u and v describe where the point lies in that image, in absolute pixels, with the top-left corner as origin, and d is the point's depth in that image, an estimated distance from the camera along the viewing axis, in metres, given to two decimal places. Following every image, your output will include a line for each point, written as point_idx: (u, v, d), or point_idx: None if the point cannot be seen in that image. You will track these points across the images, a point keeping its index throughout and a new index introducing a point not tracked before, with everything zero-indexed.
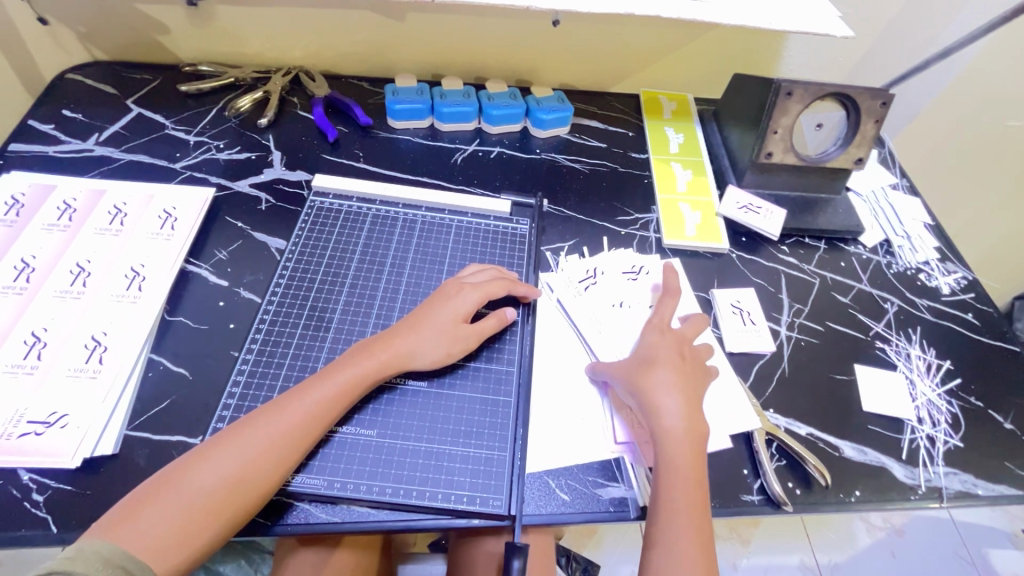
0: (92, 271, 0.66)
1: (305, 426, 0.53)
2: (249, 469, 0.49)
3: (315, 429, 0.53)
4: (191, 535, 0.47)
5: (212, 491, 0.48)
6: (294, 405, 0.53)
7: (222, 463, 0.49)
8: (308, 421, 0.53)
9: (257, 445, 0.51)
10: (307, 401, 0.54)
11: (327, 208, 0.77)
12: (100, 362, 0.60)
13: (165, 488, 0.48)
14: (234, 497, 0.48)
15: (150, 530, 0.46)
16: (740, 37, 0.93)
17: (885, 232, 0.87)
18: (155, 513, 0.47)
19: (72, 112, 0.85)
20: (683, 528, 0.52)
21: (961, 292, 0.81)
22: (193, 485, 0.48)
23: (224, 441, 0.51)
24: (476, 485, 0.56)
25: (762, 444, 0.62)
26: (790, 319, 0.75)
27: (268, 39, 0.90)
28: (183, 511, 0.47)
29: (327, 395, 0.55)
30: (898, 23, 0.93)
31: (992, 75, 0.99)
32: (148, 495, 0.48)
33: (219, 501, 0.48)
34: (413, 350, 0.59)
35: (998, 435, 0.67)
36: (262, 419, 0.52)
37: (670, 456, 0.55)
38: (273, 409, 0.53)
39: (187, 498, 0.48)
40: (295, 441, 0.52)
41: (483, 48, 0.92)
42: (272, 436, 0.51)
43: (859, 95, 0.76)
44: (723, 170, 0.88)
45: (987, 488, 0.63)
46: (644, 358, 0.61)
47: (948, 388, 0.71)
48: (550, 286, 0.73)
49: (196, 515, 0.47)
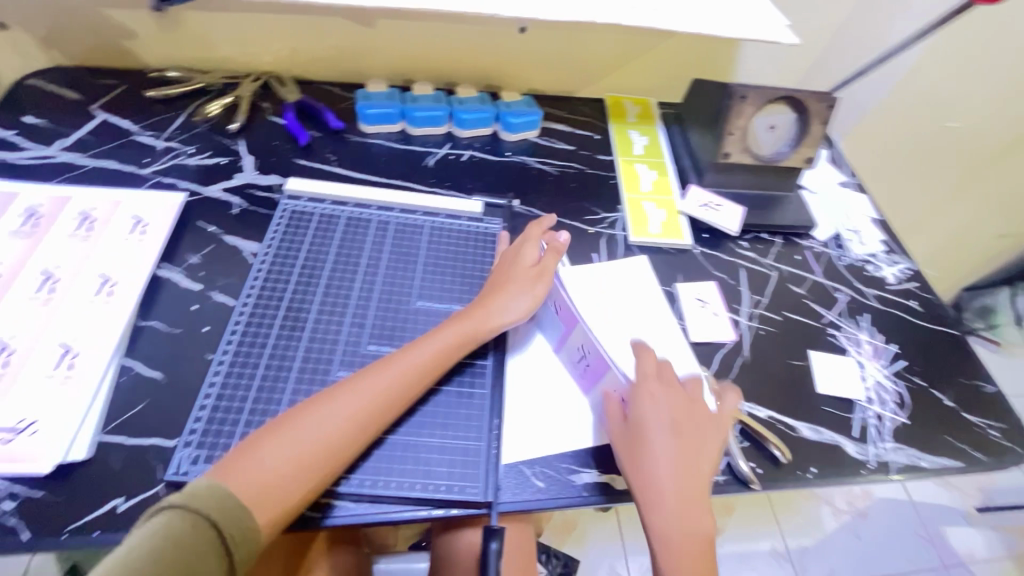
0: (60, 277, 0.66)
1: (401, 387, 0.57)
2: (354, 411, 0.54)
3: (423, 380, 0.59)
4: (296, 480, 0.50)
5: (318, 443, 0.52)
6: (388, 369, 0.58)
7: (335, 404, 0.54)
8: (404, 382, 0.58)
9: (359, 402, 0.55)
10: (402, 363, 0.58)
11: (300, 211, 0.77)
12: (70, 368, 0.59)
13: (269, 439, 0.52)
14: (343, 435, 0.53)
15: (261, 475, 0.49)
16: (697, 44, 0.98)
17: (836, 226, 0.92)
18: (262, 461, 0.50)
19: (33, 118, 0.84)
20: None
21: (905, 281, 0.87)
22: (295, 437, 0.52)
23: (324, 399, 0.55)
24: (453, 475, 0.58)
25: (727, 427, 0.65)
26: (749, 309, 0.79)
27: (237, 44, 0.90)
28: (289, 461, 0.51)
29: (421, 358, 0.59)
30: (841, 31, 1.00)
31: (929, 80, 1.07)
32: (250, 447, 0.51)
33: (337, 434, 0.53)
34: (500, 314, 0.64)
35: (939, 411, 0.73)
36: (359, 381, 0.56)
37: (668, 535, 0.55)
38: (372, 371, 0.57)
39: (305, 434, 0.52)
40: (393, 399, 0.57)
41: (452, 54, 0.94)
42: (373, 394, 0.56)
43: (806, 99, 0.82)
44: (684, 171, 0.93)
45: (931, 460, 0.68)
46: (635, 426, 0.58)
47: (894, 370, 0.76)
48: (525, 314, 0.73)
49: (315, 446, 0.52)
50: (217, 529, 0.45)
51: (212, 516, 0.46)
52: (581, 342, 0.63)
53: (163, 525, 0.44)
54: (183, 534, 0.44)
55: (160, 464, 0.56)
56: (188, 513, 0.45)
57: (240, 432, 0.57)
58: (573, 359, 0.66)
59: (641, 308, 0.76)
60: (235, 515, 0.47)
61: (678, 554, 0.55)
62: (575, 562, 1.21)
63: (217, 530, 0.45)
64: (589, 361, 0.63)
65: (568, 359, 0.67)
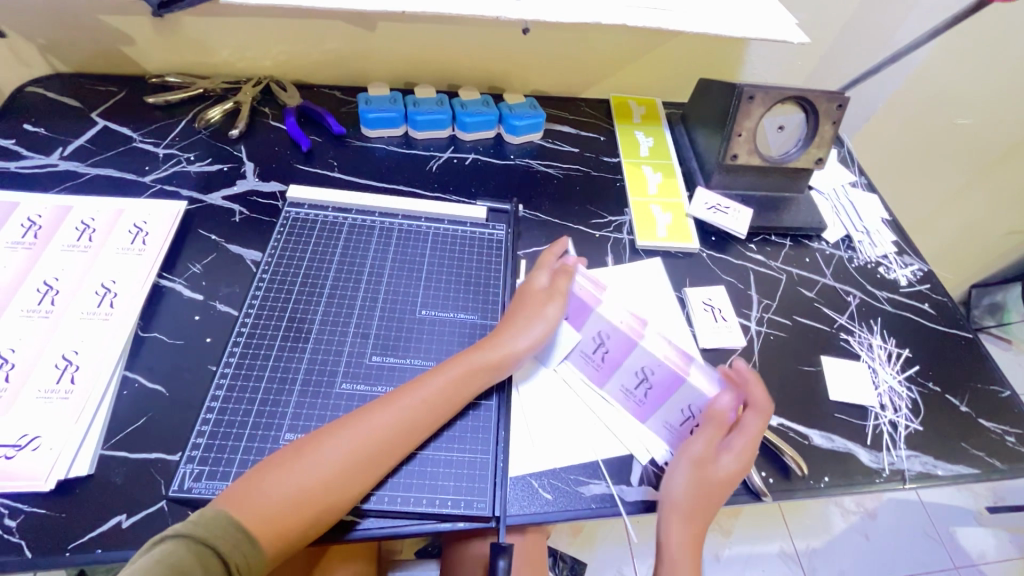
0: (60, 289, 0.65)
1: (410, 418, 0.56)
2: (357, 450, 0.52)
3: (428, 418, 0.57)
4: (299, 515, 0.49)
5: (322, 479, 0.50)
6: (397, 403, 0.56)
7: (339, 442, 0.52)
8: (412, 417, 0.56)
9: (365, 435, 0.53)
10: (409, 399, 0.56)
11: (302, 219, 0.76)
12: (72, 382, 0.59)
13: (274, 467, 0.51)
14: (344, 475, 0.51)
15: (265, 506, 0.48)
16: (704, 43, 0.96)
17: (846, 227, 0.90)
18: (267, 492, 0.49)
19: (33, 126, 0.83)
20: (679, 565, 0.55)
21: (918, 283, 0.85)
22: (300, 470, 0.50)
23: (330, 431, 0.53)
24: (460, 489, 0.57)
25: None
26: (759, 314, 0.78)
27: (237, 49, 0.89)
28: (293, 495, 0.49)
29: (431, 391, 0.57)
30: (851, 28, 0.98)
31: (939, 78, 1.05)
32: (254, 477, 0.50)
33: (337, 474, 0.51)
34: (511, 346, 0.62)
35: (955, 417, 0.71)
36: (366, 417, 0.54)
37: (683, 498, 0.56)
38: (377, 405, 0.56)
39: (307, 470, 0.51)
40: (398, 435, 0.55)
41: (454, 56, 0.93)
42: (377, 431, 0.54)
43: (816, 98, 0.80)
44: (691, 172, 0.91)
45: (946, 468, 0.67)
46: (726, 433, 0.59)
47: (907, 375, 0.74)
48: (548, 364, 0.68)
49: (314, 485, 0.50)
50: (222, 558, 0.45)
51: (215, 542, 0.45)
52: (643, 365, 0.63)
53: (165, 554, 0.43)
54: (187, 562, 0.43)
55: (164, 480, 0.55)
56: (192, 541, 0.45)
57: (244, 447, 0.57)
58: (630, 385, 0.65)
59: (649, 314, 0.74)
60: (236, 541, 0.46)
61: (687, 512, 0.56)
62: (582, 565, 1.20)
63: (218, 556, 0.45)
64: (654, 385, 0.63)
65: (620, 388, 0.66)
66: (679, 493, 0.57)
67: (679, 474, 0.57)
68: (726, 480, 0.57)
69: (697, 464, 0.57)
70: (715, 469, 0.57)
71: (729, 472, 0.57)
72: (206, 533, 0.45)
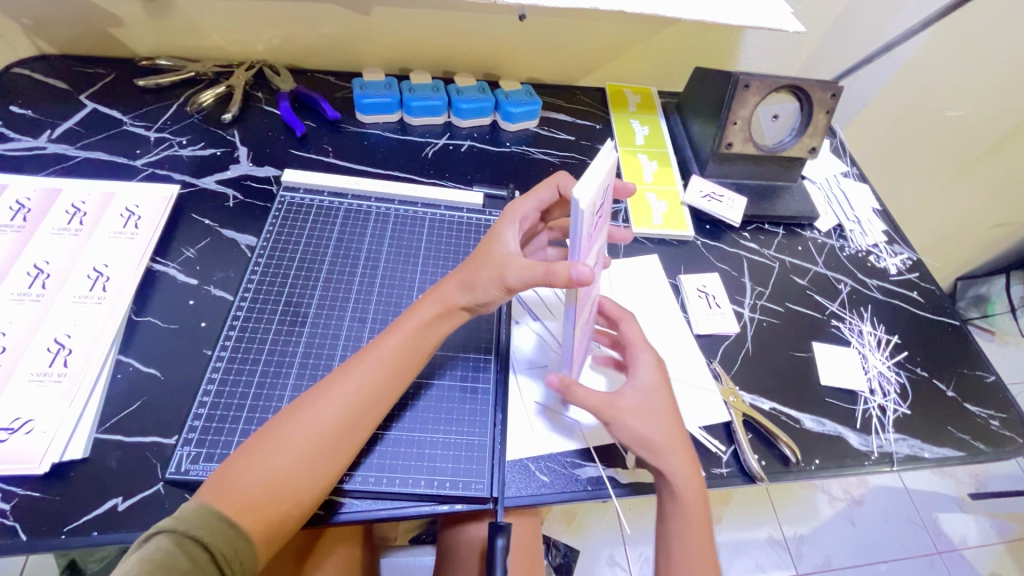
0: (51, 272, 0.64)
1: (369, 387, 0.54)
2: (321, 424, 0.51)
3: (392, 379, 0.55)
4: (284, 498, 0.48)
5: (294, 460, 0.49)
6: (353, 370, 0.54)
7: (305, 421, 0.51)
8: (370, 385, 0.54)
9: (333, 408, 0.52)
10: (370, 364, 0.55)
11: (298, 204, 0.76)
12: (65, 366, 0.58)
13: (250, 454, 0.49)
14: (315, 455, 0.50)
15: (244, 492, 0.47)
16: (700, 33, 0.97)
17: (838, 216, 0.92)
18: (245, 478, 0.48)
19: (21, 108, 0.81)
20: (686, 512, 0.55)
21: (907, 271, 0.86)
22: (270, 454, 0.49)
23: (301, 406, 0.52)
24: (458, 471, 0.57)
25: (740, 426, 0.65)
26: (752, 301, 0.79)
27: (229, 33, 0.88)
28: (271, 479, 0.48)
29: (386, 352, 0.55)
30: (844, 19, 0.98)
31: (929, 70, 1.07)
32: (228, 471, 0.49)
33: (309, 455, 0.50)
34: (466, 291, 0.57)
35: (942, 401, 0.73)
36: (324, 392, 0.53)
37: (661, 444, 0.56)
38: (334, 377, 0.54)
39: (281, 452, 0.49)
40: (363, 403, 0.53)
41: (451, 42, 0.93)
42: (340, 406, 0.52)
43: (811, 87, 0.81)
44: (686, 160, 0.92)
45: (933, 451, 0.68)
46: (639, 349, 0.61)
47: (896, 361, 0.76)
48: (518, 372, 0.67)
49: (289, 467, 0.49)
50: (209, 550, 0.44)
51: (200, 536, 0.44)
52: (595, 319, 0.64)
53: (154, 551, 0.42)
54: (174, 557, 0.42)
55: (159, 463, 0.55)
56: (177, 534, 0.44)
57: (242, 428, 0.57)
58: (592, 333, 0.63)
59: (648, 303, 0.75)
60: (223, 532, 0.45)
61: (672, 457, 0.56)
62: (575, 552, 1.22)
63: (206, 548, 0.44)
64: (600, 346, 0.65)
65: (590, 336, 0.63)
66: (661, 446, 0.56)
67: (648, 430, 0.56)
68: (659, 388, 0.58)
69: (649, 410, 0.57)
70: (652, 391, 0.58)
71: (657, 381, 0.59)
72: (190, 527, 0.44)
